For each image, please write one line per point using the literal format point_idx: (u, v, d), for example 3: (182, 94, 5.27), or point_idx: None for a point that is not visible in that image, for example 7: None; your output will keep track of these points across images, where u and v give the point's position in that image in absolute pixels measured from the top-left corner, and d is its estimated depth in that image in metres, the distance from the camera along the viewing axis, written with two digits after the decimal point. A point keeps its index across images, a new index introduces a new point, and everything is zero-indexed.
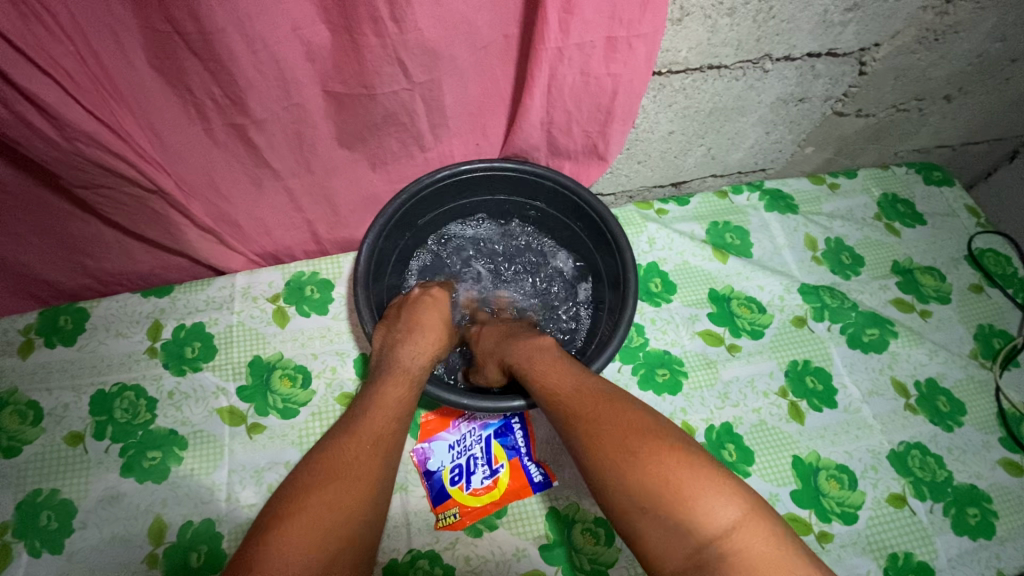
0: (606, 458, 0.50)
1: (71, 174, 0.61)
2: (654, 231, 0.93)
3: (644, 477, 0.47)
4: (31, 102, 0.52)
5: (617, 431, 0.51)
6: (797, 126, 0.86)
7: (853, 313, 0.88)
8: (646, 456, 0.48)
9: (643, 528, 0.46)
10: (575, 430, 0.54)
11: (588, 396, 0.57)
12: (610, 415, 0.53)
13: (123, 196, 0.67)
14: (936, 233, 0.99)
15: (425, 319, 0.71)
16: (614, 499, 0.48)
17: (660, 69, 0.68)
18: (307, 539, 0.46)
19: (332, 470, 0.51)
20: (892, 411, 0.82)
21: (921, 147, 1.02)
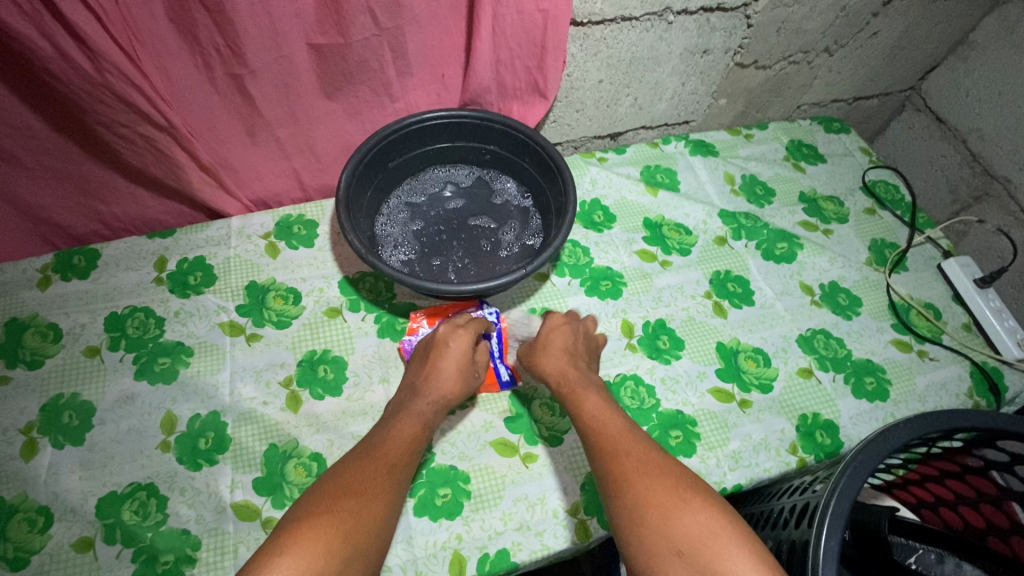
0: (648, 507, 0.62)
1: (95, 107, 0.74)
2: (596, 173, 1.09)
3: (682, 528, 0.60)
4: (73, 34, 0.65)
5: (663, 489, 0.64)
6: (706, 77, 1.03)
7: (765, 231, 1.04)
8: (683, 510, 0.61)
9: (674, 569, 0.57)
10: (619, 477, 0.66)
11: (632, 451, 0.69)
12: (660, 466, 0.67)
13: (135, 135, 0.79)
14: (835, 169, 1.16)
15: (443, 364, 0.77)
16: (650, 541, 0.60)
17: (582, 19, 0.84)
18: (326, 533, 0.58)
19: (355, 486, 0.64)
20: (800, 306, 0.97)
21: (819, 100, 1.20)
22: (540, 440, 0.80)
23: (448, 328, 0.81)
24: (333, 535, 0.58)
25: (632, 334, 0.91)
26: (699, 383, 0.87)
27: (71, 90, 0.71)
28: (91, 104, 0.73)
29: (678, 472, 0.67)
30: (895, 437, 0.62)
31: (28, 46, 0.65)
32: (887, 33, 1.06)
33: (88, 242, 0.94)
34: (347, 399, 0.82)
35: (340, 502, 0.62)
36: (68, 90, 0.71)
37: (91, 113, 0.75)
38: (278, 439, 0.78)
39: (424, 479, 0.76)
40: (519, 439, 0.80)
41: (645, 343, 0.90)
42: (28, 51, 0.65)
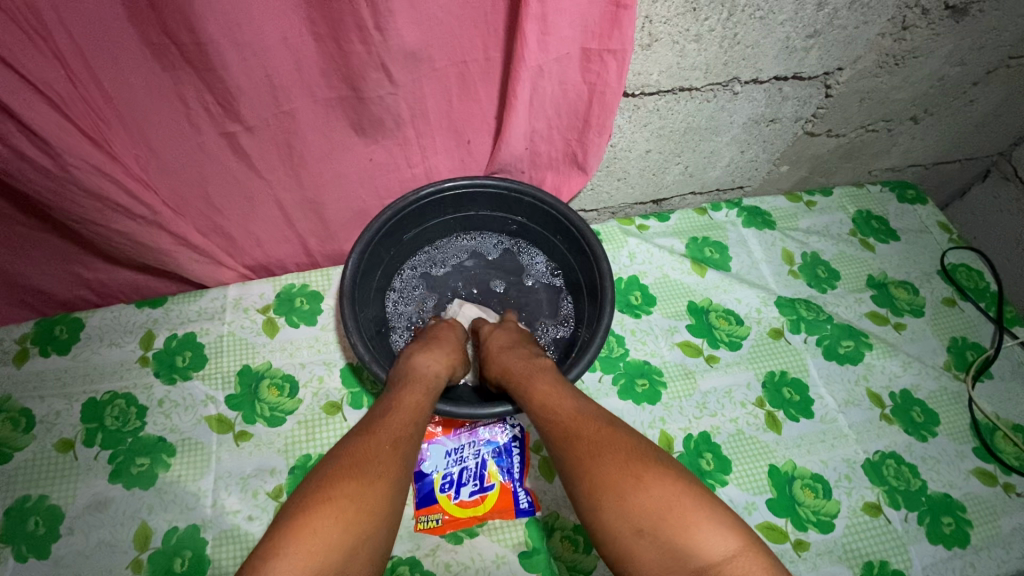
0: (602, 484, 0.50)
1: (64, 207, 0.66)
2: (635, 246, 0.96)
3: (642, 505, 0.47)
4: (29, 134, 0.57)
5: (616, 459, 0.51)
6: (770, 145, 0.90)
7: (828, 325, 0.91)
8: (642, 483, 0.49)
9: (641, 553, 0.46)
10: (567, 460, 0.54)
11: (581, 423, 0.56)
12: (599, 435, 0.54)
13: (110, 231, 0.72)
14: (910, 249, 1.01)
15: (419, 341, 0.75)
16: (609, 523, 0.48)
17: (634, 91, 0.72)
18: (341, 514, 0.45)
19: (358, 451, 0.51)
20: (867, 421, 0.84)
21: (894, 166, 1.05)
22: None
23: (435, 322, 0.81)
24: (347, 513, 0.45)
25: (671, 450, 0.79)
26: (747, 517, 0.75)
27: (34, 191, 0.63)
28: (57, 204, 0.65)
29: (628, 437, 0.54)
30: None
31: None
32: (985, 100, 0.91)
33: (73, 308, 0.86)
34: None
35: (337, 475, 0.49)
36: (28, 188, 0.63)
37: (61, 212, 0.67)
38: None
39: None
40: None
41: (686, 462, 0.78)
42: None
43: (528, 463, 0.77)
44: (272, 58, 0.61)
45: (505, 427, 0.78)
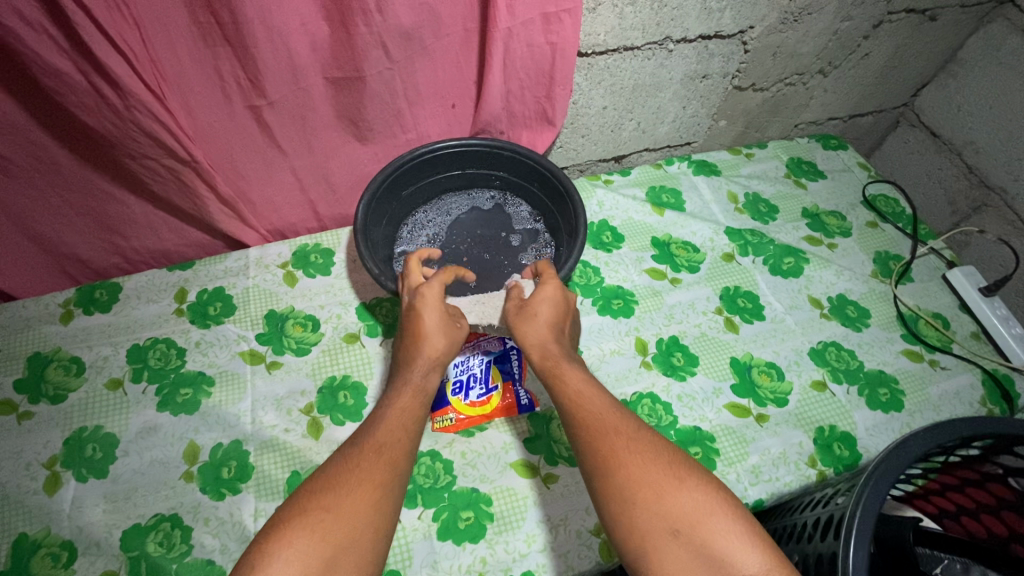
0: (641, 486, 0.58)
1: (125, 142, 0.78)
2: (603, 195, 1.11)
3: (677, 509, 0.56)
4: (106, 76, 0.69)
5: (657, 468, 0.59)
6: (706, 100, 1.08)
7: (771, 246, 1.06)
8: (680, 492, 0.57)
9: (670, 550, 0.54)
10: (606, 460, 0.61)
11: (618, 425, 0.65)
12: (636, 441, 0.63)
13: (160, 166, 0.83)
14: (836, 185, 1.19)
15: (423, 328, 0.74)
16: (644, 520, 0.56)
17: (587, 50, 0.89)
18: (312, 548, 0.53)
19: (334, 481, 0.59)
20: (810, 318, 0.98)
21: (816, 119, 1.24)
22: (560, 460, 0.81)
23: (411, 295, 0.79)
24: (317, 548, 0.53)
25: (646, 352, 0.92)
26: (715, 399, 0.88)
27: (101, 126, 0.75)
28: (120, 140, 0.77)
29: (667, 450, 0.63)
30: (915, 446, 0.62)
31: (65, 80, 0.69)
32: (878, 54, 1.11)
33: (109, 275, 0.97)
34: None
35: (314, 504, 0.56)
36: (98, 124, 0.75)
37: (123, 147, 0.79)
38: (299, 466, 0.79)
39: (447, 501, 0.77)
40: (540, 460, 0.81)
41: (659, 360, 0.91)
42: (62, 83, 0.69)
43: (526, 368, 0.88)
44: (292, 38, 0.75)
45: (502, 338, 0.89)
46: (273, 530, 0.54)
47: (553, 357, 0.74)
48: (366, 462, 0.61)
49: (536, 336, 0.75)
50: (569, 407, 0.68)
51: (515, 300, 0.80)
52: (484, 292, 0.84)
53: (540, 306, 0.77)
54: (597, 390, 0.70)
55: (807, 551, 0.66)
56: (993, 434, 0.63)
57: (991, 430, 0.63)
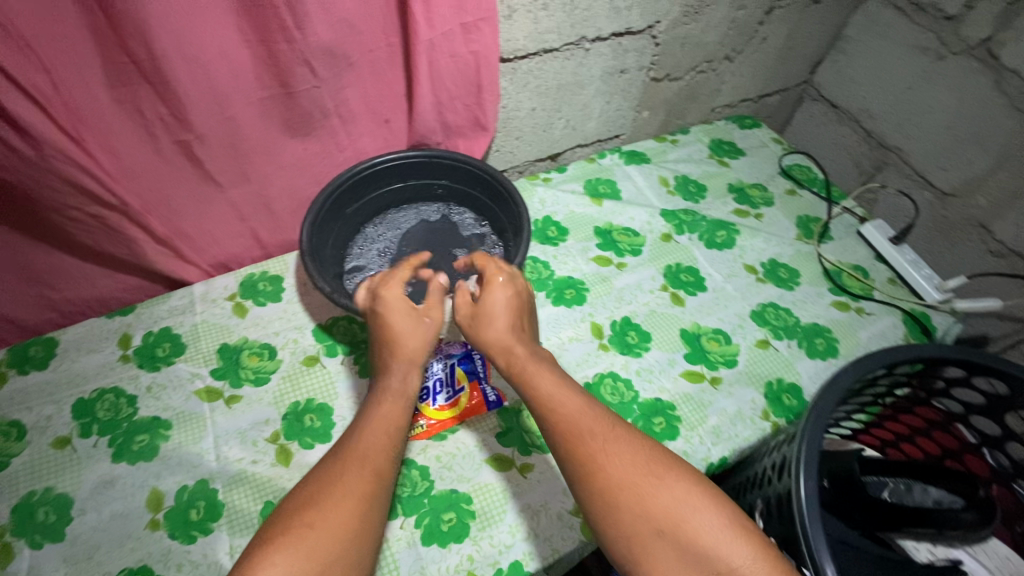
0: (620, 489, 0.57)
1: (45, 193, 0.74)
2: (543, 193, 1.15)
3: (663, 511, 0.55)
4: (15, 125, 0.66)
5: (636, 468, 0.58)
6: (628, 93, 1.14)
7: (704, 222, 1.13)
8: (664, 490, 0.56)
9: (658, 551, 0.54)
10: (583, 467, 0.59)
11: (594, 423, 0.62)
12: (613, 438, 0.61)
13: (86, 218, 0.80)
14: (755, 159, 1.28)
15: (398, 327, 0.72)
16: (630, 523, 0.55)
17: (509, 55, 0.93)
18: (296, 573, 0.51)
19: (316, 499, 0.56)
20: (748, 284, 1.05)
21: (729, 102, 1.34)
22: (533, 449, 0.83)
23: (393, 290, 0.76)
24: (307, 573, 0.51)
25: (602, 334, 0.96)
26: (671, 369, 0.92)
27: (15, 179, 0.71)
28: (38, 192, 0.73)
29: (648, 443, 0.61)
30: (843, 378, 0.68)
31: None
32: (774, 37, 1.21)
33: (41, 332, 0.92)
34: None
35: (298, 522, 0.54)
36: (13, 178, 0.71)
37: (41, 200, 0.75)
38: (272, 496, 0.77)
39: (427, 507, 0.77)
40: (514, 451, 0.83)
41: (615, 341, 0.95)
42: None
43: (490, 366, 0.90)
44: (213, 67, 0.75)
45: (463, 343, 0.92)
46: (254, 551, 0.52)
47: (523, 357, 0.69)
48: (351, 475, 0.59)
49: (501, 340, 0.71)
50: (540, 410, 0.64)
51: (467, 306, 0.76)
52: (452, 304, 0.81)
53: (501, 308, 0.73)
54: (570, 386, 0.66)
55: (767, 489, 0.72)
56: (913, 358, 0.70)
57: (907, 355, 0.70)
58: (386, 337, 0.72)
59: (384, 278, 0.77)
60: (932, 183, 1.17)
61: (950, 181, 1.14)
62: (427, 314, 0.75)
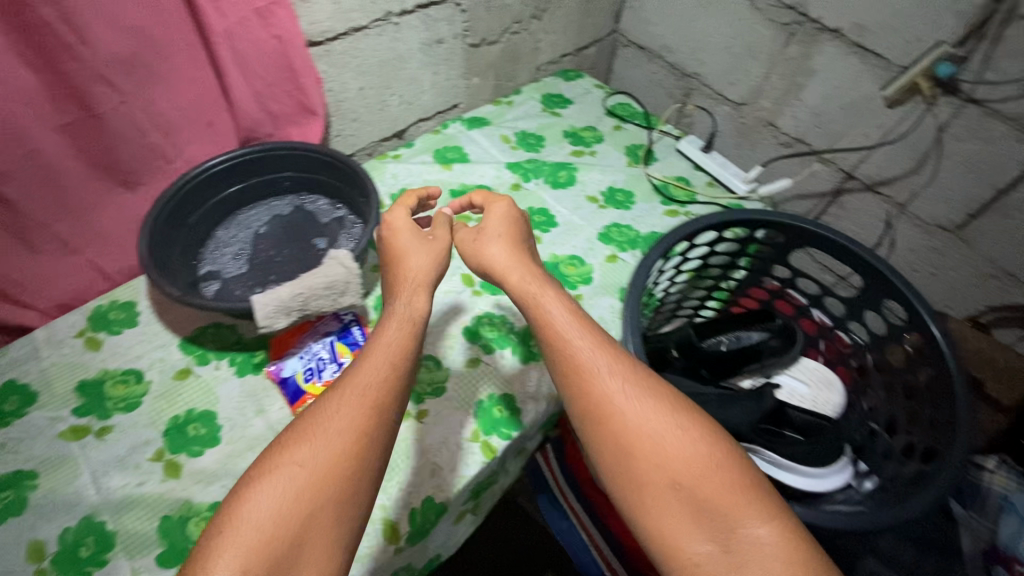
0: (641, 438, 0.60)
1: None
2: (394, 168, 1.18)
3: (680, 467, 0.58)
4: None
5: (667, 426, 0.61)
6: (451, 62, 1.21)
7: (545, 167, 1.23)
8: (681, 449, 0.59)
9: (669, 502, 0.57)
10: (597, 410, 0.63)
11: (631, 383, 0.64)
12: (648, 389, 0.63)
13: None
14: (583, 105, 1.40)
15: (401, 251, 0.78)
16: (650, 480, 0.58)
17: (319, 38, 0.96)
18: (280, 505, 0.52)
19: (308, 434, 0.57)
20: (593, 212, 1.16)
21: (551, 59, 1.46)
22: (426, 396, 0.88)
23: (403, 221, 0.81)
24: (295, 507, 0.52)
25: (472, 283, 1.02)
26: None
27: None
28: None
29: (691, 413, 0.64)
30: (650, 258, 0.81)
31: None
32: None
33: None
34: (227, 443, 0.82)
35: (305, 449, 0.56)
36: None
37: None
38: (168, 509, 0.76)
39: None
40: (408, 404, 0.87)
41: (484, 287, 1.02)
42: None
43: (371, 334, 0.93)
44: None
45: (339, 318, 0.91)
46: (267, 465, 0.55)
47: (525, 281, 0.75)
48: (351, 407, 0.59)
49: (500, 260, 0.77)
50: (551, 346, 0.68)
51: (470, 230, 0.83)
52: (330, 287, 0.81)
53: (503, 227, 0.82)
54: (584, 324, 0.70)
55: None
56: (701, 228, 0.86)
57: (694, 228, 0.86)
58: (395, 258, 0.78)
59: (399, 201, 0.85)
60: (728, 98, 1.37)
61: (740, 93, 1.33)
62: (433, 235, 0.82)
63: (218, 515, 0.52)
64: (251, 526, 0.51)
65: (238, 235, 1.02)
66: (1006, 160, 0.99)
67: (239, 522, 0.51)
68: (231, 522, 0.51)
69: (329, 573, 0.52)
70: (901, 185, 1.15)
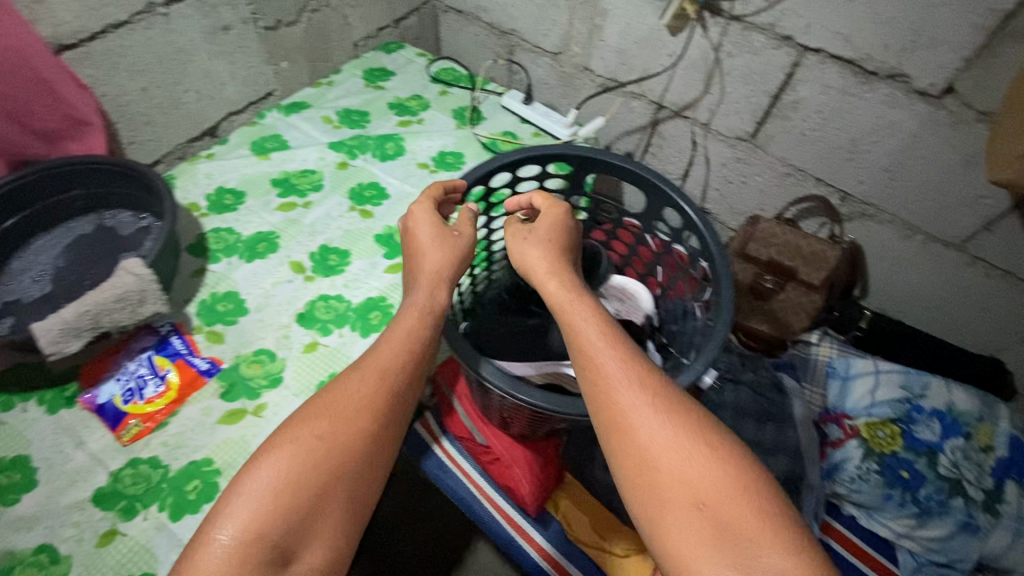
0: (664, 452, 0.53)
1: None
2: (207, 168, 1.12)
3: (696, 481, 0.51)
4: None
5: (687, 439, 0.54)
6: (249, 49, 1.16)
7: (371, 141, 1.22)
8: (700, 464, 0.52)
9: (688, 521, 0.50)
10: (619, 420, 0.57)
11: (648, 387, 0.58)
12: (668, 397, 0.58)
13: None
14: (406, 75, 1.40)
15: (421, 245, 0.77)
16: (668, 495, 0.51)
17: (73, 40, 0.90)
18: (297, 470, 0.56)
19: (333, 407, 0.60)
20: (424, 178, 1.17)
21: (368, 34, 1.44)
22: (262, 390, 0.84)
23: (430, 205, 0.80)
24: (313, 474, 0.56)
25: (303, 268, 0.99)
26: (373, 270, 1.01)
27: None
28: None
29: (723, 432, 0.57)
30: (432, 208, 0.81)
31: None
32: None
33: None
34: (45, 484, 0.75)
35: (323, 428, 0.59)
36: None
37: None
38: None
39: (167, 488, 0.75)
40: (243, 402, 0.83)
41: (318, 269, 1.00)
42: None
43: (196, 342, 0.89)
44: None
45: (157, 332, 0.87)
46: (286, 437, 0.58)
47: (568, 295, 0.69)
48: (369, 388, 0.63)
49: (539, 267, 0.73)
50: (577, 349, 0.63)
51: (521, 227, 0.80)
52: (125, 300, 0.77)
53: (551, 234, 0.78)
54: (618, 339, 0.64)
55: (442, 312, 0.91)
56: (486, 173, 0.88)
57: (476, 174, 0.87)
58: (416, 249, 0.77)
59: (423, 193, 0.81)
60: (544, 49, 1.41)
61: (553, 42, 1.38)
62: (457, 231, 0.80)
63: (237, 474, 0.57)
64: (260, 493, 0.54)
65: (30, 266, 0.93)
66: (769, 68, 1.09)
67: (260, 479, 0.55)
68: (245, 480, 0.56)
69: (324, 547, 0.56)
70: (701, 106, 1.24)
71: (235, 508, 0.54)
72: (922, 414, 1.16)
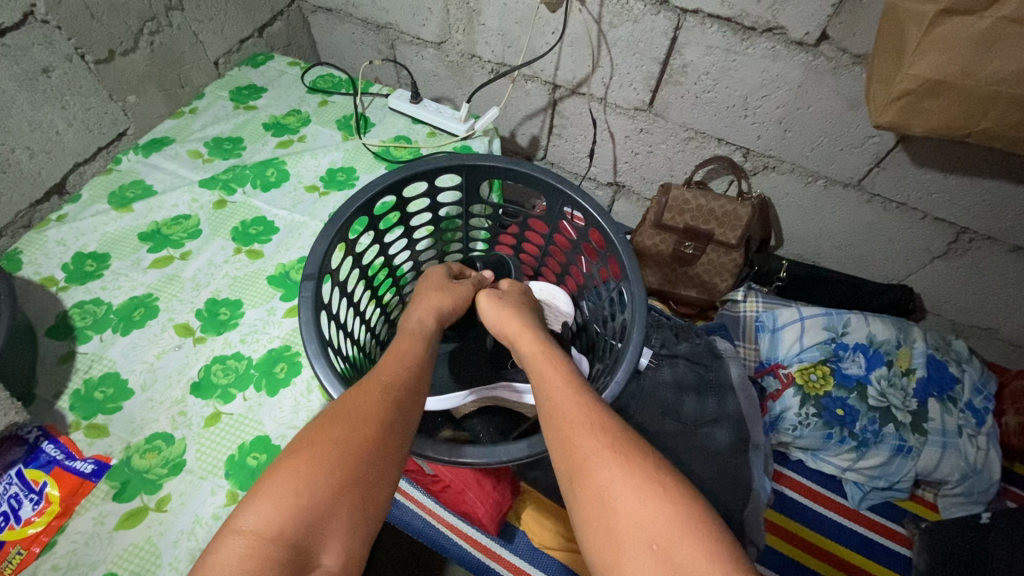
0: (620, 489, 0.48)
1: None
2: (58, 232, 0.97)
3: (656, 520, 0.46)
4: None
5: (642, 475, 0.49)
6: (82, 91, 1.01)
7: (249, 171, 1.11)
8: (662, 503, 0.47)
9: (643, 563, 0.44)
10: (579, 458, 0.52)
11: (609, 425, 0.54)
12: (626, 432, 0.53)
13: None
14: (279, 89, 1.27)
15: (434, 282, 0.81)
16: (623, 536, 0.46)
17: None
18: (310, 474, 0.48)
19: (346, 414, 0.54)
20: (315, 203, 1.08)
21: (228, 49, 1.29)
22: (162, 480, 0.75)
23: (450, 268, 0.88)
24: (331, 482, 0.48)
25: (191, 330, 0.89)
26: (272, 317, 0.92)
27: None
28: None
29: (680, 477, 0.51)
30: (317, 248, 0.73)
31: None
32: None
33: None
34: None
35: (338, 434, 0.52)
36: None
37: None
38: None
39: None
40: (142, 499, 0.73)
41: (207, 328, 0.90)
42: None
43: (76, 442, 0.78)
44: None
45: (28, 445, 0.76)
46: (299, 445, 0.51)
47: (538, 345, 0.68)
48: (377, 400, 0.56)
49: (512, 325, 0.73)
50: (540, 384, 0.60)
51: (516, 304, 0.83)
52: None
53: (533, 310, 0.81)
54: (578, 379, 0.61)
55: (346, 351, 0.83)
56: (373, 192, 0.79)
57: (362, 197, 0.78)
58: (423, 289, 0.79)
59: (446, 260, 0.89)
60: (426, 40, 1.32)
61: (432, 31, 1.29)
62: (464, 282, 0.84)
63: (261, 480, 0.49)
64: (284, 497, 0.47)
65: None
66: (653, 35, 1.06)
67: (273, 485, 0.48)
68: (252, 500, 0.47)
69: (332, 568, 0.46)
70: (594, 81, 1.20)
71: (252, 517, 0.46)
72: (848, 351, 1.20)
